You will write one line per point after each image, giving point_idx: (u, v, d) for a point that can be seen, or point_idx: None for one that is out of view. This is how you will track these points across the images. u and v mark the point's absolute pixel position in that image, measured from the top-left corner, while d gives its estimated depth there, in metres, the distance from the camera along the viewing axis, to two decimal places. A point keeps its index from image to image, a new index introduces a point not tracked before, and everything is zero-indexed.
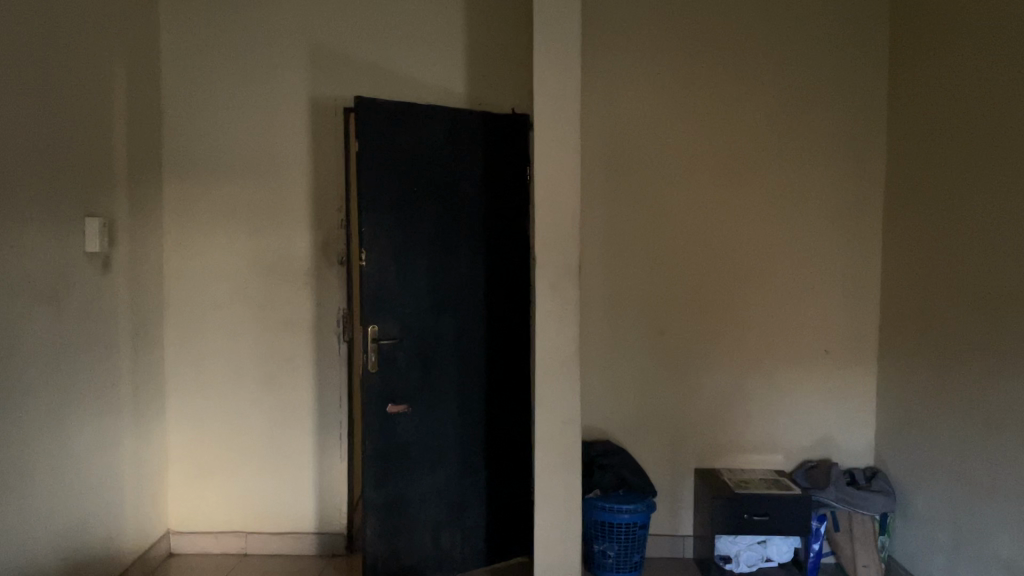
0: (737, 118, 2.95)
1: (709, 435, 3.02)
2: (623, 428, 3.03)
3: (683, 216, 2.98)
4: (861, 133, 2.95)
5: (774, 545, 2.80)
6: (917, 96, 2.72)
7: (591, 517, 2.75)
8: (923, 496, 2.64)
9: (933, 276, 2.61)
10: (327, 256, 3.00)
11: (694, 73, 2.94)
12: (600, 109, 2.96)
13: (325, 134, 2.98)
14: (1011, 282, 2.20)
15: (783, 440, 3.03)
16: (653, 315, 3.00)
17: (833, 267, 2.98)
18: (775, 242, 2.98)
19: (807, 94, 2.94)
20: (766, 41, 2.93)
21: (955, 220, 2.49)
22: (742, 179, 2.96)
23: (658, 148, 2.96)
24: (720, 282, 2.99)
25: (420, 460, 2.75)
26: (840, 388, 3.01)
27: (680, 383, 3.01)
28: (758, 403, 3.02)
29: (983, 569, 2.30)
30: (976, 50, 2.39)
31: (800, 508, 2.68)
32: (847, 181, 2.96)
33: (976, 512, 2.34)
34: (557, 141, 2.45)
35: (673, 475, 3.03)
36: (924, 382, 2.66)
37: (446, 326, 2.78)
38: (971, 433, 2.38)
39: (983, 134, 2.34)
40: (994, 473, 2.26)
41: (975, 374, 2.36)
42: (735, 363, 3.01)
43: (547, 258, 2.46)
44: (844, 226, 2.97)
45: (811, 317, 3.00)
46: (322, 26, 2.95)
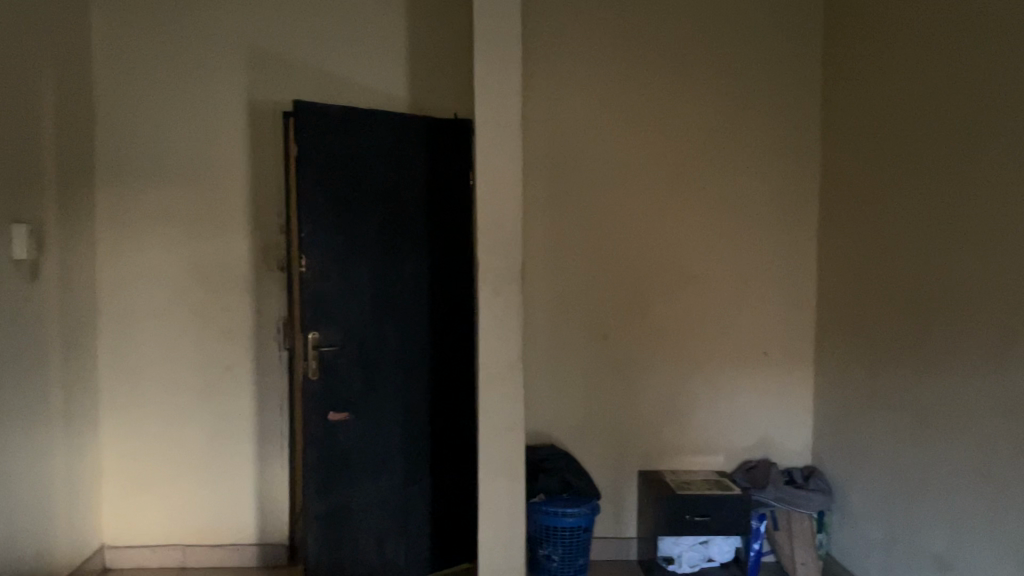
0: (677, 123, 2.99)
1: (652, 438, 3.06)
2: (567, 432, 3.04)
3: (625, 221, 3.00)
4: (797, 140, 3.02)
5: (715, 545, 2.84)
6: (850, 104, 2.80)
7: (536, 522, 2.74)
8: (858, 494, 2.71)
9: (867, 278, 2.68)
10: (267, 262, 2.95)
11: (634, 79, 2.97)
12: (542, 114, 2.97)
13: (264, 138, 2.93)
14: (939, 285, 2.28)
15: (725, 440, 3.08)
16: (596, 319, 3.02)
17: (770, 270, 3.05)
18: (715, 245, 3.03)
19: (745, 101, 3.00)
20: (704, 47, 2.98)
21: (887, 225, 2.56)
22: (682, 184, 3.01)
23: (600, 153, 2.98)
24: (662, 286, 3.03)
25: (363, 467, 2.72)
26: (779, 389, 3.07)
27: (623, 387, 3.04)
28: (700, 405, 3.06)
29: (915, 564, 2.37)
30: (905, 60, 2.47)
31: (739, 507, 2.72)
32: (783, 186, 3.03)
33: (908, 509, 2.41)
34: (499, 145, 2.45)
35: (618, 477, 3.05)
36: (858, 382, 2.73)
37: (390, 332, 2.76)
38: (902, 431, 2.45)
39: (913, 140, 2.42)
40: (925, 472, 2.33)
41: (908, 373, 2.43)
42: (677, 366, 3.05)
43: (490, 263, 2.45)
44: (781, 230, 3.04)
45: (750, 320, 3.05)
46: (260, 28, 2.90)
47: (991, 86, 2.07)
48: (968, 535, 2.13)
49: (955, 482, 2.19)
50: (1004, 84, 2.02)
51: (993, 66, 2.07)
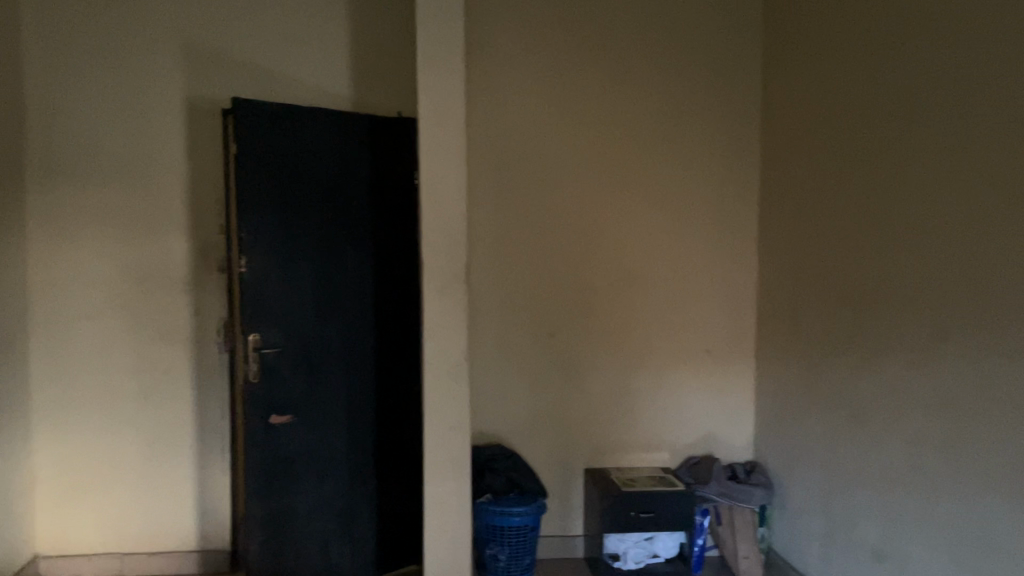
0: (621, 122, 3.01)
1: (598, 436, 3.07)
2: (514, 431, 3.03)
3: (570, 219, 3.01)
4: (737, 140, 3.08)
5: (660, 541, 2.86)
6: (789, 105, 2.86)
7: (482, 522, 2.73)
8: (798, 487, 2.77)
9: (806, 276, 2.73)
10: (206, 263, 2.89)
11: (578, 79, 2.98)
12: (486, 112, 2.95)
13: (203, 136, 2.86)
14: (873, 283, 2.34)
15: (669, 437, 3.11)
16: (542, 318, 3.02)
17: (712, 269, 3.09)
18: (659, 244, 3.06)
19: (688, 101, 3.04)
20: (647, 48, 3.01)
21: (824, 224, 2.62)
22: (625, 184, 3.03)
23: (544, 153, 2.99)
24: (606, 285, 3.04)
25: (307, 471, 2.68)
26: (721, 386, 3.12)
27: (569, 385, 3.05)
28: (645, 403, 3.09)
29: (852, 555, 2.43)
30: (841, 62, 2.53)
31: (683, 503, 2.76)
32: (725, 186, 3.08)
33: (845, 501, 2.47)
34: (442, 144, 2.43)
35: (564, 476, 3.07)
36: (798, 378, 2.78)
37: (333, 333, 2.72)
38: (839, 425, 2.51)
39: (849, 141, 2.48)
40: (861, 465, 2.39)
41: (845, 369, 2.49)
42: (622, 364, 3.07)
43: (434, 262, 2.44)
44: (722, 229, 3.09)
45: (694, 318, 3.09)
46: (197, 25, 2.84)
47: (921, 88, 2.13)
48: (901, 526, 2.19)
49: (889, 475, 2.25)
50: (933, 87, 2.09)
51: (922, 69, 2.13)
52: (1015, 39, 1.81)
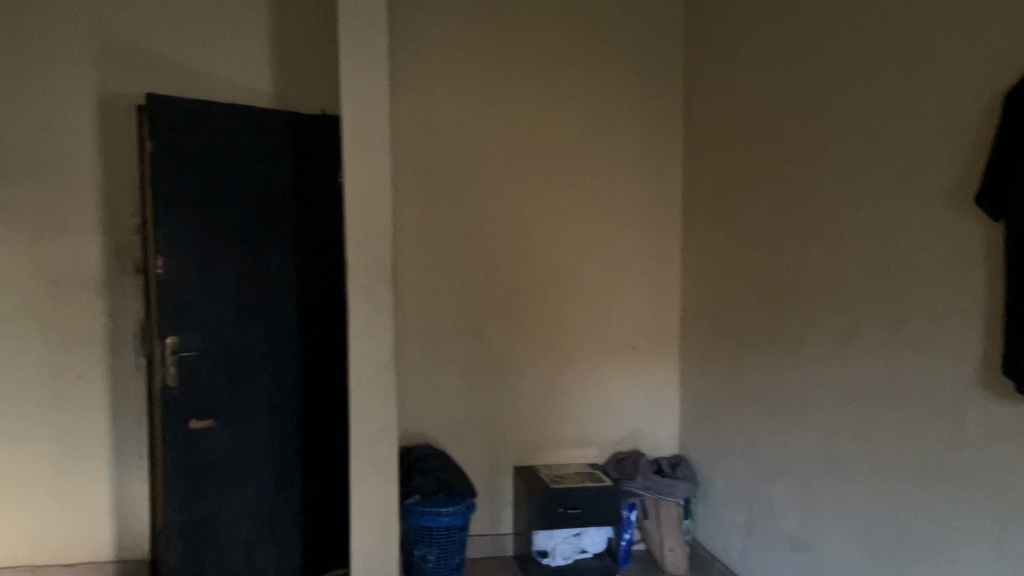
0: (548, 121, 3.03)
1: (527, 434, 3.08)
2: (442, 431, 3.00)
3: (497, 218, 3.01)
4: (661, 140, 3.14)
5: (588, 536, 2.86)
6: (710, 105, 2.93)
7: (411, 524, 2.70)
8: (720, 479, 2.83)
9: (728, 273, 2.80)
10: (122, 264, 2.80)
11: (505, 77, 2.98)
12: (412, 108, 2.91)
13: (116, 134, 2.77)
14: (791, 278, 2.41)
15: (597, 434, 3.15)
16: (471, 317, 3.01)
17: (637, 266, 3.14)
18: (585, 243, 3.09)
19: (612, 101, 3.08)
20: (573, 48, 3.03)
21: (743, 221, 2.69)
22: (552, 182, 3.05)
23: (471, 151, 2.97)
24: (533, 283, 3.06)
25: (229, 476, 2.62)
26: (647, 382, 3.18)
27: (498, 383, 3.05)
28: (573, 400, 3.12)
29: (772, 544, 2.50)
30: (758, 63, 2.60)
31: (609, 498, 2.80)
32: (649, 185, 3.14)
33: (765, 493, 2.54)
34: (367, 142, 2.40)
35: (493, 475, 3.06)
36: (720, 373, 2.85)
37: (256, 335, 2.67)
38: (758, 419, 2.59)
39: (767, 141, 2.55)
40: (779, 457, 2.46)
41: (764, 363, 2.56)
42: (551, 362, 3.09)
43: (359, 261, 2.41)
44: (647, 227, 3.14)
45: (620, 314, 3.14)
46: (110, 18, 2.74)
47: (833, 90, 2.21)
48: (819, 516, 2.26)
49: (807, 466, 2.32)
50: (845, 88, 2.16)
51: (835, 71, 2.20)
52: (920, 42, 1.89)
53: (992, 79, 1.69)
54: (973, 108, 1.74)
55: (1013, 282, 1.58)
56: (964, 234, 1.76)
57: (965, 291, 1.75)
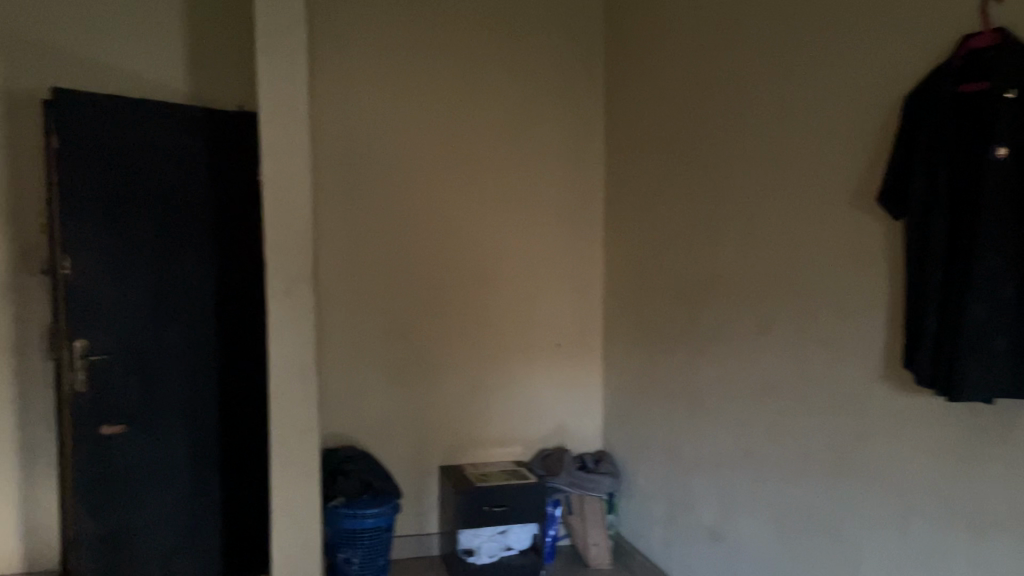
0: (470, 119, 3.03)
1: (453, 433, 3.08)
2: (366, 432, 2.97)
3: (420, 217, 3.00)
4: (582, 140, 3.18)
5: (513, 533, 2.86)
6: (629, 105, 2.98)
7: (333, 527, 2.66)
8: (642, 474, 2.88)
9: (647, 270, 2.85)
10: (26, 264, 2.68)
11: (426, 76, 2.97)
12: (332, 106, 2.87)
13: (20, 129, 2.65)
14: (707, 275, 2.47)
15: (522, 431, 3.17)
16: (394, 317, 2.99)
17: (561, 264, 3.18)
18: (509, 241, 3.11)
19: (534, 100, 3.11)
20: (495, 47, 3.05)
21: (662, 219, 2.74)
22: (475, 181, 3.05)
23: (393, 150, 2.95)
24: (457, 282, 3.05)
25: (144, 482, 2.54)
26: (572, 379, 3.22)
27: (423, 383, 3.03)
28: (499, 399, 3.13)
29: (692, 536, 2.56)
30: (674, 65, 2.66)
31: (533, 495, 2.82)
32: (571, 184, 3.17)
33: (684, 486, 2.60)
34: (285, 140, 2.36)
35: (418, 476, 3.04)
36: (641, 369, 2.90)
37: (170, 336, 2.59)
38: (677, 414, 2.64)
39: (683, 141, 2.61)
40: (698, 451, 2.52)
41: (683, 358, 2.61)
42: (476, 361, 3.09)
43: (278, 261, 2.36)
44: (570, 225, 3.18)
45: (544, 313, 3.16)
46: (11, 8, 2.61)
47: (745, 92, 2.27)
48: (735, 507, 2.32)
49: (723, 459, 2.38)
50: (757, 90, 2.22)
51: (747, 74, 2.26)
52: (825, 47, 1.96)
53: (892, 84, 1.76)
54: (875, 111, 1.82)
55: (913, 277, 1.65)
56: (869, 231, 1.83)
57: (870, 287, 1.82)
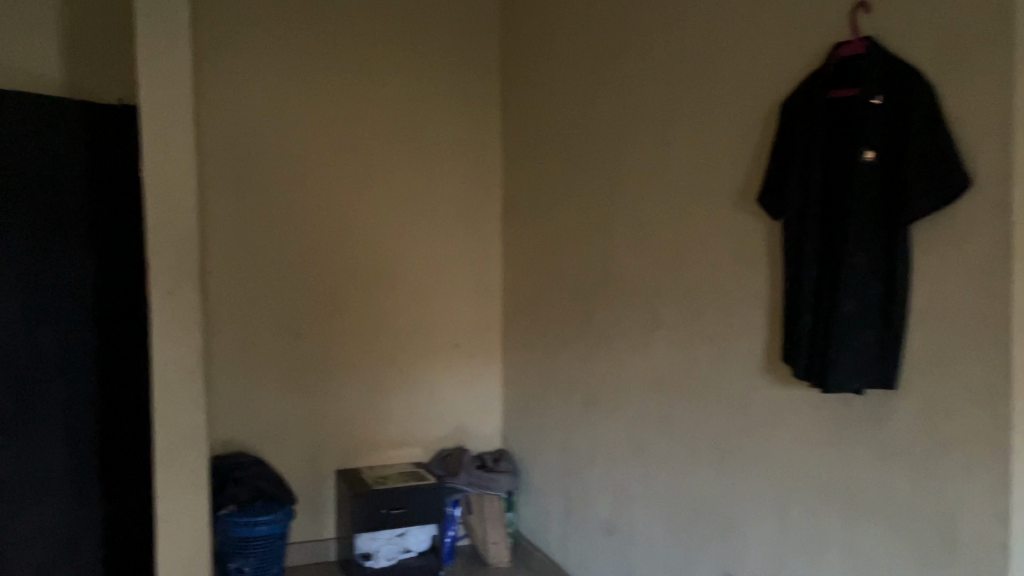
0: (365, 117, 2.99)
1: (350, 436, 3.03)
2: (258, 437, 2.88)
3: (314, 216, 2.93)
4: (479, 139, 3.18)
5: (412, 535, 2.84)
6: (524, 105, 2.99)
7: (223, 536, 2.58)
8: (540, 472, 2.91)
9: (544, 269, 2.86)
10: None
11: (319, 72, 2.92)
12: (220, 102, 2.77)
13: None
14: (601, 273, 2.50)
15: (421, 432, 3.14)
16: (288, 319, 2.92)
17: (459, 263, 3.17)
18: (406, 242, 3.07)
19: (429, 99, 3.09)
20: (389, 46, 3.02)
21: (557, 219, 2.77)
22: (370, 179, 3.01)
23: (285, 148, 2.88)
24: (352, 282, 3.00)
25: (17, 495, 2.34)
26: (470, 379, 3.21)
27: (318, 385, 2.97)
28: (398, 400, 3.10)
29: (587, 531, 2.60)
30: (566, 65, 2.68)
31: (432, 496, 2.81)
32: (469, 183, 3.17)
33: (580, 482, 2.63)
34: (168, 137, 2.27)
35: (314, 480, 2.97)
36: (538, 367, 2.92)
37: (44, 336, 2.41)
38: (573, 412, 2.67)
39: (576, 141, 2.63)
40: (593, 447, 2.55)
41: (578, 356, 2.63)
42: (372, 362, 3.05)
43: (160, 261, 2.27)
44: (467, 224, 3.17)
45: (441, 313, 3.15)
46: None
47: (635, 95, 2.31)
48: (629, 502, 2.37)
49: (617, 455, 2.42)
50: (645, 92, 2.27)
51: (636, 76, 2.31)
52: (710, 52, 2.01)
53: (771, 89, 1.83)
54: (756, 115, 1.88)
55: (789, 274, 1.72)
56: (750, 230, 1.89)
57: (752, 284, 1.88)
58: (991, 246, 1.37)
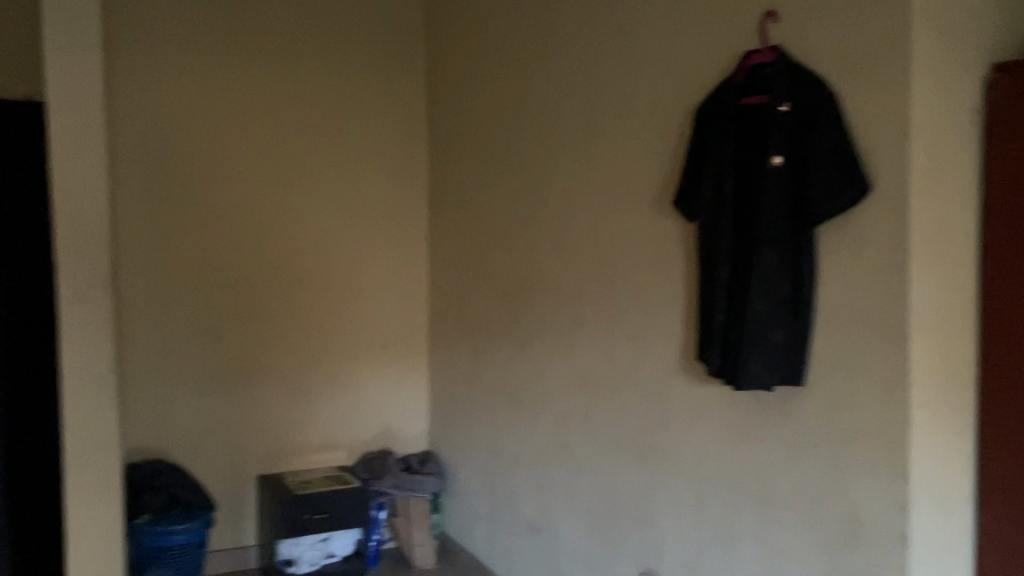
0: (287, 116, 2.95)
1: (272, 440, 2.98)
2: (176, 443, 2.81)
3: (234, 217, 2.88)
4: (404, 139, 3.16)
5: (336, 540, 2.79)
6: (449, 106, 2.99)
7: (138, 547, 2.51)
8: (466, 473, 2.91)
9: (470, 270, 2.87)
10: None
11: (239, 70, 2.86)
12: (134, 98, 2.69)
13: None
14: (525, 274, 2.52)
15: (346, 435, 3.10)
16: (208, 321, 2.85)
17: (384, 264, 3.15)
18: (329, 242, 3.04)
19: (353, 98, 3.06)
20: (312, 44, 2.98)
21: (482, 220, 2.77)
22: (292, 178, 2.96)
23: (203, 146, 2.81)
24: (274, 284, 2.96)
25: None
26: (396, 380, 3.19)
27: (240, 389, 2.91)
28: (322, 403, 3.06)
29: (512, 530, 2.62)
30: (491, 66, 2.69)
31: (356, 500, 2.78)
32: (394, 183, 3.15)
33: (505, 481, 2.65)
34: (79, 135, 2.19)
35: (235, 486, 2.91)
36: (464, 368, 2.92)
37: None
38: (499, 412, 2.68)
39: (501, 142, 2.64)
40: (518, 446, 2.57)
41: (503, 356, 2.65)
42: (295, 365, 3.01)
43: (70, 264, 2.19)
44: (393, 225, 3.15)
45: (367, 315, 3.12)
46: None
47: (557, 96, 2.34)
48: (552, 500, 2.39)
49: (541, 453, 2.44)
50: (567, 94, 2.30)
51: (558, 79, 2.34)
52: (629, 56, 2.05)
53: (686, 94, 1.87)
54: (672, 119, 1.92)
55: (703, 273, 1.76)
56: (667, 231, 1.93)
57: (669, 284, 1.93)
58: (889, 245, 1.44)
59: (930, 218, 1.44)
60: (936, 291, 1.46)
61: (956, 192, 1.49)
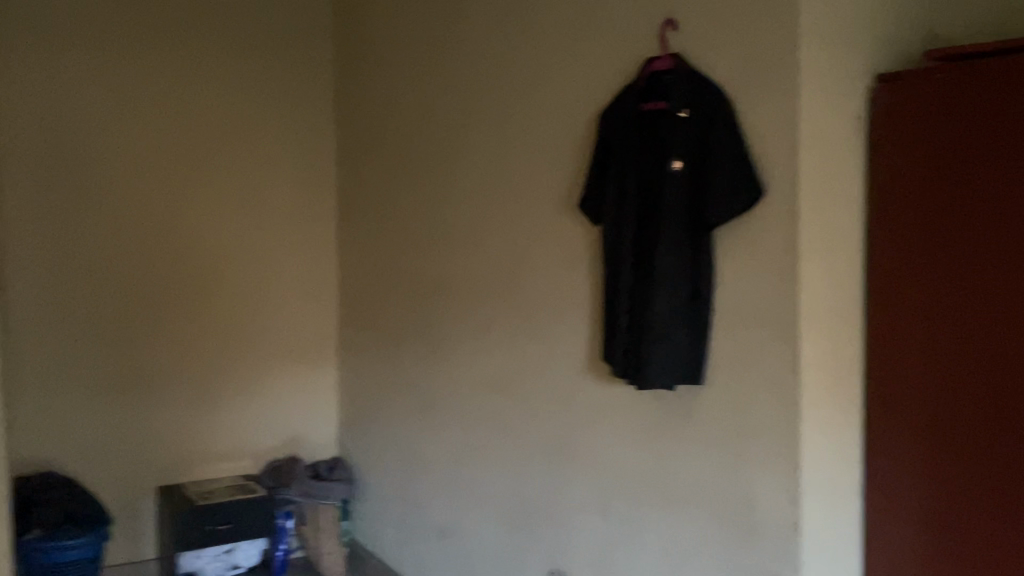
0: (188, 114, 2.86)
1: (173, 449, 2.88)
2: (69, 454, 2.70)
3: (132, 218, 2.77)
4: (312, 138, 3.09)
5: (240, 551, 2.74)
6: (358, 105, 2.94)
7: (27, 564, 2.38)
8: (376, 478, 2.87)
9: (380, 271, 2.83)
10: None
11: (136, 66, 2.77)
12: (20, 94, 2.59)
13: None
14: (435, 275, 2.50)
15: (252, 442, 3.02)
16: (103, 326, 2.74)
17: (291, 266, 3.08)
18: (234, 244, 2.96)
19: (258, 97, 2.99)
20: (214, 41, 2.91)
21: (392, 221, 2.74)
22: (193, 178, 2.88)
23: (97, 145, 2.71)
24: (176, 287, 2.86)
25: None
26: (304, 385, 3.12)
27: (138, 397, 2.81)
28: (226, 410, 2.97)
29: (423, 535, 2.59)
30: (399, 67, 2.67)
31: (260, 509, 2.73)
32: (302, 183, 3.08)
33: (416, 485, 2.62)
34: None
35: (133, 497, 2.80)
36: (374, 371, 2.88)
37: None
38: (410, 415, 2.65)
39: (410, 143, 2.63)
40: (428, 449, 2.55)
41: (414, 358, 2.62)
42: (198, 371, 2.91)
43: None
44: (300, 226, 3.09)
45: (274, 319, 3.05)
46: None
47: (466, 98, 2.34)
48: (463, 503, 2.39)
49: (451, 455, 2.44)
50: (475, 97, 2.30)
51: (466, 81, 2.34)
52: (536, 60, 2.07)
53: (590, 98, 1.90)
54: (577, 123, 1.95)
55: (608, 276, 1.79)
56: (574, 232, 1.96)
57: (575, 286, 1.95)
58: (782, 247, 1.49)
59: (818, 220, 1.50)
60: (824, 291, 1.52)
61: (843, 196, 1.55)
